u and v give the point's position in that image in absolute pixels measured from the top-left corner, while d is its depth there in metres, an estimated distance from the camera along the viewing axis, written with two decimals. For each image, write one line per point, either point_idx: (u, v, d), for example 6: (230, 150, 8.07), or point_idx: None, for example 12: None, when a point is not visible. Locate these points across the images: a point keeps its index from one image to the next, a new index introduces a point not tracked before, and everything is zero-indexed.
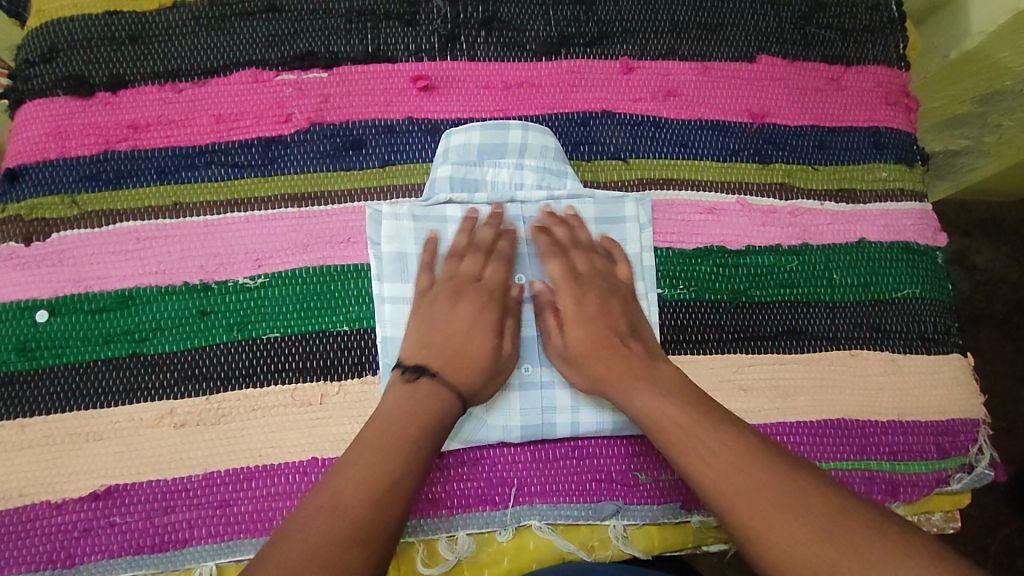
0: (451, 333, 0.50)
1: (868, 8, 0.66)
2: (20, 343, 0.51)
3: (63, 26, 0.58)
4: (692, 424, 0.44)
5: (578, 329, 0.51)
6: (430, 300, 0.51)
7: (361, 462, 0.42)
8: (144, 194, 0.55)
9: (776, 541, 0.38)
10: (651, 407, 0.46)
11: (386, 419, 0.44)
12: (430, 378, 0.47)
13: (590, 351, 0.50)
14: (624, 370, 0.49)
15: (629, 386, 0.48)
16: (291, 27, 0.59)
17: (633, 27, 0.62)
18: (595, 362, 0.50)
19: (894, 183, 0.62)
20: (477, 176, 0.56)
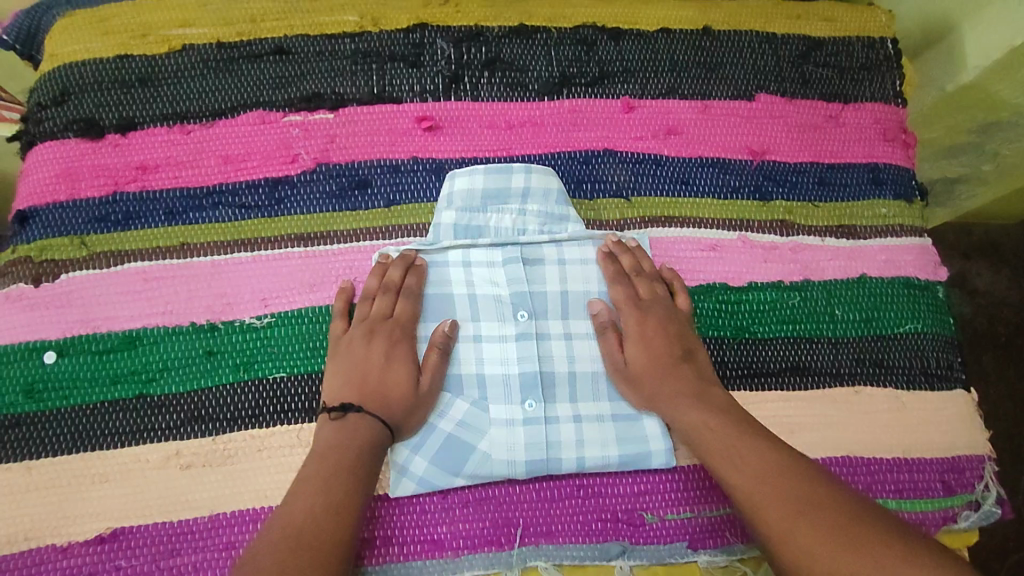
0: (369, 374, 0.51)
1: (864, 47, 0.67)
2: (28, 384, 0.52)
3: (75, 70, 0.59)
4: (738, 444, 0.47)
5: (636, 349, 0.54)
6: (345, 343, 0.52)
7: (306, 497, 0.45)
8: (152, 235, 0.56)
9: (804, 548, 0.41)
10: (702, 427, 0.49)
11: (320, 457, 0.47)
12: (354, 416, 0.49)
13: (647, 371, 0.53)
14: (678, 391, 0.51)
15: (682, 405, 0.51)
16: (298, 69, 0.60)
17: (634, 67, 0.63)
18: (652, 381, 0.52)
19: (893, 219, 0.63)
20: (480, 222, 0.57)
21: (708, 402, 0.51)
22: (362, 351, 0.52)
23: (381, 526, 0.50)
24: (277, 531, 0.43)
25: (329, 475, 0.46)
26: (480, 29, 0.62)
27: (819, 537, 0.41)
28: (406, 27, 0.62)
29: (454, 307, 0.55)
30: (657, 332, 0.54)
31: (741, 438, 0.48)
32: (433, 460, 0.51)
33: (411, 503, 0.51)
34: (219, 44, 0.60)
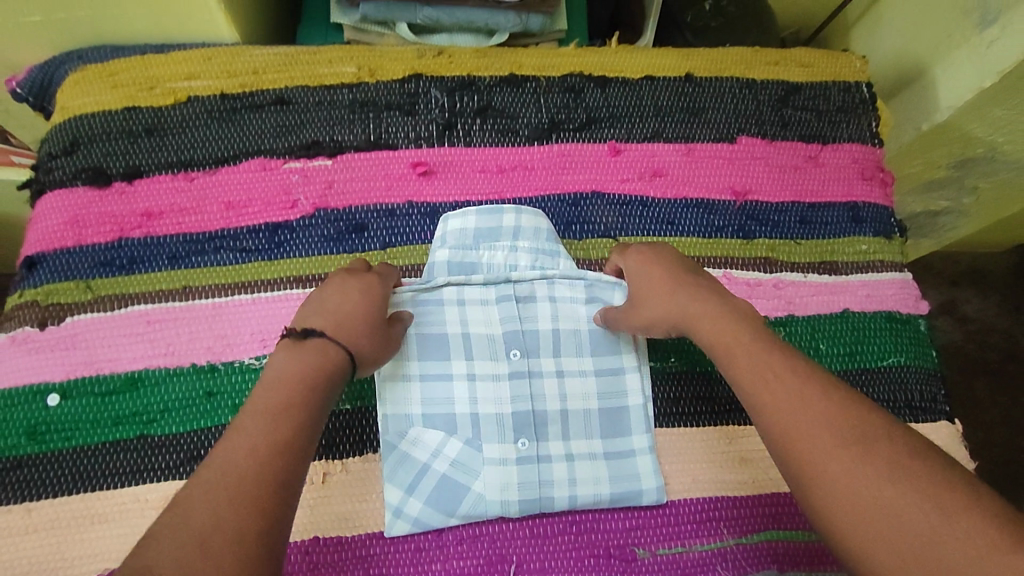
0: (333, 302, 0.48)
1: (840, 91, 0.70)
2: (30, 427, 0.53)
3: (84, 121, 0.61)
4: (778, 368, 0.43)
5: (641, 281, 0.53)
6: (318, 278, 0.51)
7: (248, 434, 0.39)
8: (156, 279, 0.57)
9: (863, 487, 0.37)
10: (730, 344, 0.46)
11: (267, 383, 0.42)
12: (318, 339, 0.45)
13: (657, 292, 0.51)
14: (698, 306, 0.48)
15: (702, 317, 0.48)
16: (298, 119, 0.63)
17: (619, 113, 0.66)
18: (660, 300, 0.50)
19: (873, 255, 0.65)
20: (473, 259, 0.60)
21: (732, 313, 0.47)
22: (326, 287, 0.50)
23: (376, 564, 0.51)
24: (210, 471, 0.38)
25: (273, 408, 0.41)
26: (472, 78, 0.65)
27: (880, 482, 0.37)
28: (402, 77, 0.65)
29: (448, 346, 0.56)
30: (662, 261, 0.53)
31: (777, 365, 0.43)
32: (429, 501, 0.52)
33: (405, 540, 0.52)
34: (223, 95, 0.63)
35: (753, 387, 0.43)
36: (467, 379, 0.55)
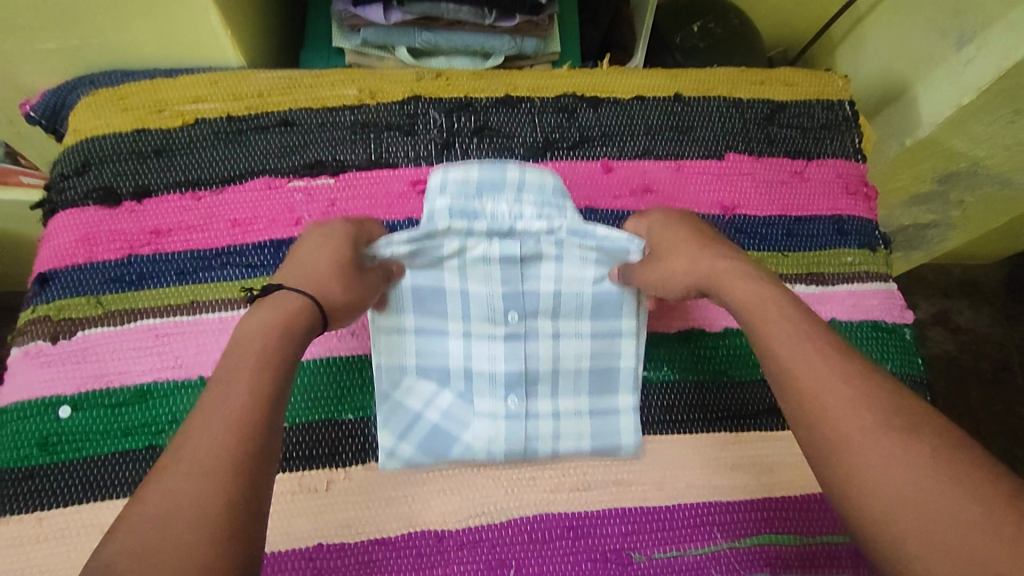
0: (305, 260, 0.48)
1: (824, 108, 0.73)
2: (42, 438, 0.54)
3: (95, 143, 0.64)
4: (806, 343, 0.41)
5: (663, 239, 0.53)
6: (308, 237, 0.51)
7: (226, 386, 0.38)
8: (164, 294, 0.59)
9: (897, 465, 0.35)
10: (762, 304, 0.45)
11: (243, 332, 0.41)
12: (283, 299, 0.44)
13: (677, 252, 0.51)
14: (718, 265, 0.48)
15: (729, 281, 0.47)
16: (301, 139, 0.65)
17: (611, 131, 0.68)
18: (680, 255, 0.50)
19: (859, 266, 0.67)
20: (476, 209, 0.54)
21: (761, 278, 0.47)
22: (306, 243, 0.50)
23: (378, 569, 0.52)
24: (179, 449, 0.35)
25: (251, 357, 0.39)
26: (469, 99, 0.68)
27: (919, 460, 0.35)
28: (401, 99, 0.67)
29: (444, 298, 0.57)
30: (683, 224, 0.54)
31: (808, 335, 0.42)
32: (420, 446, 0.56)
33: (407, 545, 0.53)
34: (229, 117, 0.65)
35: (783, 349, 0.42)
36: (462, 338, 0.58)
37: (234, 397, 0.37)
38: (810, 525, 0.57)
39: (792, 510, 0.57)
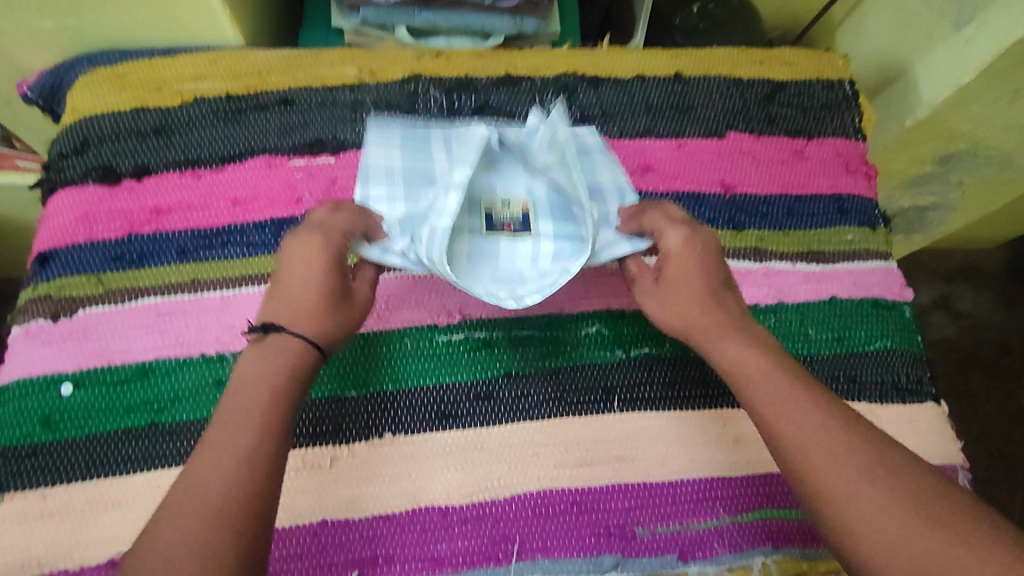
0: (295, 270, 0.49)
1: (824, 88, 0.73)
2: (44, 415, 0.54)
3: (94, 122, 0.63)
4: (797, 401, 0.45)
5: (683, 267, 0.53)
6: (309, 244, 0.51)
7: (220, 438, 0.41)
8: (165, 272, 0.59)
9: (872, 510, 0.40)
10: (749, 368, 0.48)
11: (246, 376, 0.44)
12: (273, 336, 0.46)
13: (689, 288, 0.52)
14: (711, 318, 0.51)
15: (726, 343, 0.49)
16: (301, 118, 0.65)
17: (613, 110, 0.68)
18: (687, 292, 0.52)
19: (859, 245, 0.67)
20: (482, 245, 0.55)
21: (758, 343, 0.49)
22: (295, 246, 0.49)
23: (382, 545, 0.53)
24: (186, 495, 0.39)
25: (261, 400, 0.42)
26: (469, 78, 0.68)
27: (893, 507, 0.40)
28: (401, 78, 0.67)
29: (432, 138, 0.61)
30: (699, 250, 0.53)
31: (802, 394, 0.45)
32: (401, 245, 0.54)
33: (412, 520, 0.53)
34: (228, 96, 0.65)
35: (767, 407, 0.46)
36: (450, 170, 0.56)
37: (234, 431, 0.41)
38: None
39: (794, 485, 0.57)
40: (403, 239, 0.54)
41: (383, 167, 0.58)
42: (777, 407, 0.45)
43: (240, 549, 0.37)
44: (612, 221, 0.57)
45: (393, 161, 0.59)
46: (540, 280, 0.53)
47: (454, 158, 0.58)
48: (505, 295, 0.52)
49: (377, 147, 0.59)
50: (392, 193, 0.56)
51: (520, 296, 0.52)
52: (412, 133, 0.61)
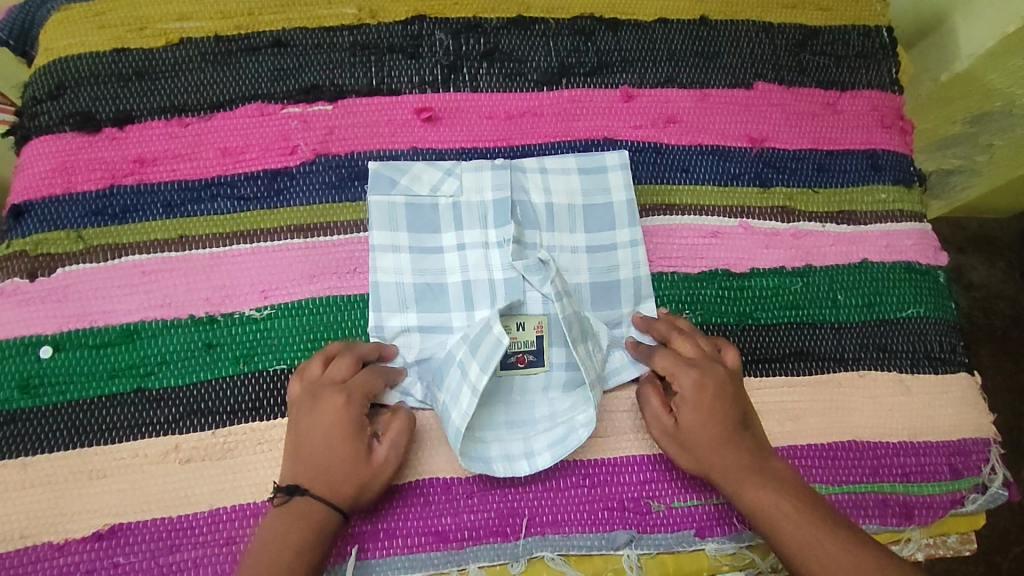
0: (311, 452, 0.47)
1: (860, 35, 0.67)
2: (24, 379, 0.51)
3: (70, 64, 0.58)
4: (821, 532, 0.45)
5: (696, 414, 0.49)
6: (313, 397, 0.48)
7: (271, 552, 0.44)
8: (150, 228, 0.55)
9: None
10: (773, 516, 0.47)
11: (267, 544, 0.44)
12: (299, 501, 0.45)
13: (705, 434, 0.49)
14: (732, 466, 0.48)
15: (748, 483, 0.48)
16: (296, 62, 0.60)
17: (632, 56, 0.63)
18: (704, 439, 0.49)
19: (892, 204, 0.63)
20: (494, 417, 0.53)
21: (780, 483, 0.48)
22: (315, 417, 0.47)
23: (384, 518, 0.50)
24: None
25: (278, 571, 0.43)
26: (478, 20, 0.62)
27: None
28: (404, 19, 0.61)
29: (441, 215, 0.57)
30: (711, 398, 0.49)
31: (818, 532, 0.45)
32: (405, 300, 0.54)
33: (415, 493, 0.50)
34: (216, 37, 0.60)
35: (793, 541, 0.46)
36: (458, 250, 0.56)
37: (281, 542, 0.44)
38: (838, 473, 0.54)
39: (818, 458, 0.54)
40: (421, 384, 0.53)
41: (393, 279, 0.55)
42: (806, 542, 0.45)
43: None
44: (624, 324, 0.56)
45: (404, 269, 0.55)
46: (550, 430, 0.52)
47: (466, 271, 0.56)
48: (518, 450, 0.51)
49: (383, 251, 0.55)
50: (407, 320, 0.54)
51: (533, 453, 0.51)
52: (417, 214, 0.56)
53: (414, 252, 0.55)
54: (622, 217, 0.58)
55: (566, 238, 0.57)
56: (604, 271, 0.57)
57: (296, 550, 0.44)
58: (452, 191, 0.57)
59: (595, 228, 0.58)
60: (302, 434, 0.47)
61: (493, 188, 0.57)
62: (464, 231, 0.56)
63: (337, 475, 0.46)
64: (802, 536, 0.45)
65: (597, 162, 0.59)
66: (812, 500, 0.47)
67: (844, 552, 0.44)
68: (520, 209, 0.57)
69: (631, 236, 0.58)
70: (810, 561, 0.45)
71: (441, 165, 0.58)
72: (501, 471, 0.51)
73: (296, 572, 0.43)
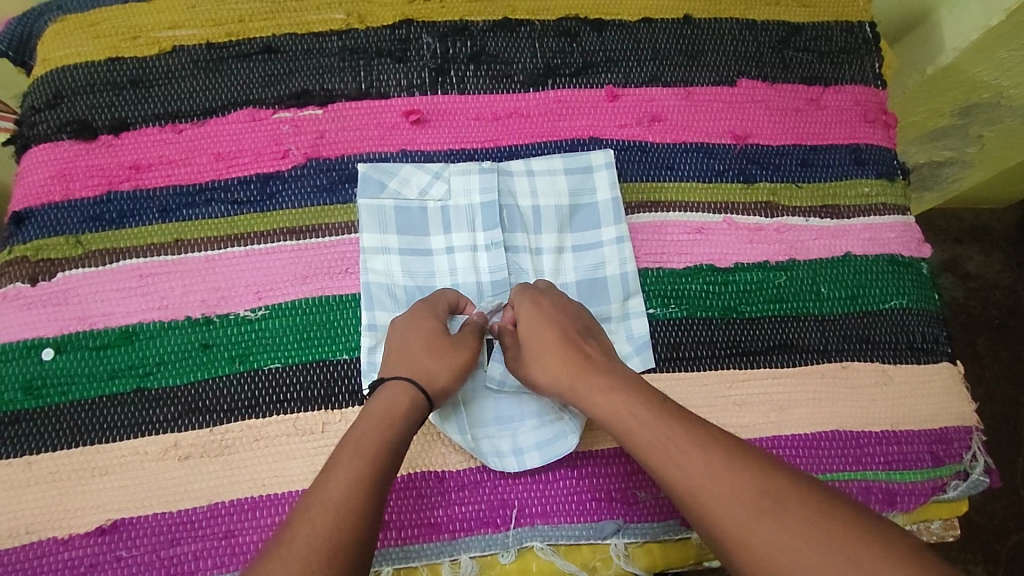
0: (410, 354, 0.49)
1: (843, 31, 0.68)
2: (26, 381, 0.53)
3: (67, 74, 0.60)
4: (671, 437, 0.42)
5: (539, 328, 0.50)
6: (416, 312, 0.51)
7: (346, 449, 0.43)
8: (146, 232, 0.56)
9: (773, 539, 0.37)
10: (622, 418, 0.45)
11: (353, 433, 0.44)
12: (387, 395, 0.46)
13: (546, 351, 0.49)
14: (573, 371, 0.48)
15: (594, 395, 0.47)
16: (287, 67, 0.61)
17: (617, 56, 0.64)
18: (544, 359, 0.49)
19: (876, 198, 0.63)
20: (486, 421, 0.53)
21: (627, 386, 0.47)
22: (411, 331, 0.50)
23: None
24: (334, 472, 0.42)
25: (362, 450, 0.43)
26: (465, 23, 0.63)
27: (792, 531, 0.37)
28: (392, 23, 0.63)
29: (430, 218, 0.58)
30: (548, 315, 0.51)
31: (665, 425, 0.43)
32: (393, 301, 0.56)
33: (406, 487, 0.52)
34: (208, 44, 0.61)
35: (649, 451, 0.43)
36: (446, 251, 0.58)
37: (360, 434, 0.44)
38: (821, 462, 0.55)
39: (802, 448, 0.55)
40: None
41: (384, 280, 0.56)
42: (657, 452, 0.42)
43: (369, 502, 0.41)
44: (614, 320, 0.57)
45: (394, 270, 0.56)
46: (539, 429, 0.53)
47: (455, 273, 0.57)
48: (507, 448, 0.53)
49: (373, 252, 0.56)
50: None
51: (521, 450, 0.53)
52: (406, 216, 0.58)
53: (404, 254, 0.57)
54: (608, 215, 0.59)
55: (553, 237, 0.59)
56: (589, 269, 0.58)
57: (380, 429, 0.44)
58: (439, 194, 0.58)
59: (581, 227, 0.59)
60: (403, 342, 0.50)
61: (480, 191, 0.58)
62: (452, 232, 0.58)
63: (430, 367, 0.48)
64: (648, 442, 0.43)
65: (583, 161, 0.60)
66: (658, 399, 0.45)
67: (688, 443, 0.42)
68: (506, 211, 0.59)
69: (617, 233, 0.59)
70: (662, 466, 0.42)
71: (429, 167, 0.59)
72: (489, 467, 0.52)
73: (382, 446, 0.43)
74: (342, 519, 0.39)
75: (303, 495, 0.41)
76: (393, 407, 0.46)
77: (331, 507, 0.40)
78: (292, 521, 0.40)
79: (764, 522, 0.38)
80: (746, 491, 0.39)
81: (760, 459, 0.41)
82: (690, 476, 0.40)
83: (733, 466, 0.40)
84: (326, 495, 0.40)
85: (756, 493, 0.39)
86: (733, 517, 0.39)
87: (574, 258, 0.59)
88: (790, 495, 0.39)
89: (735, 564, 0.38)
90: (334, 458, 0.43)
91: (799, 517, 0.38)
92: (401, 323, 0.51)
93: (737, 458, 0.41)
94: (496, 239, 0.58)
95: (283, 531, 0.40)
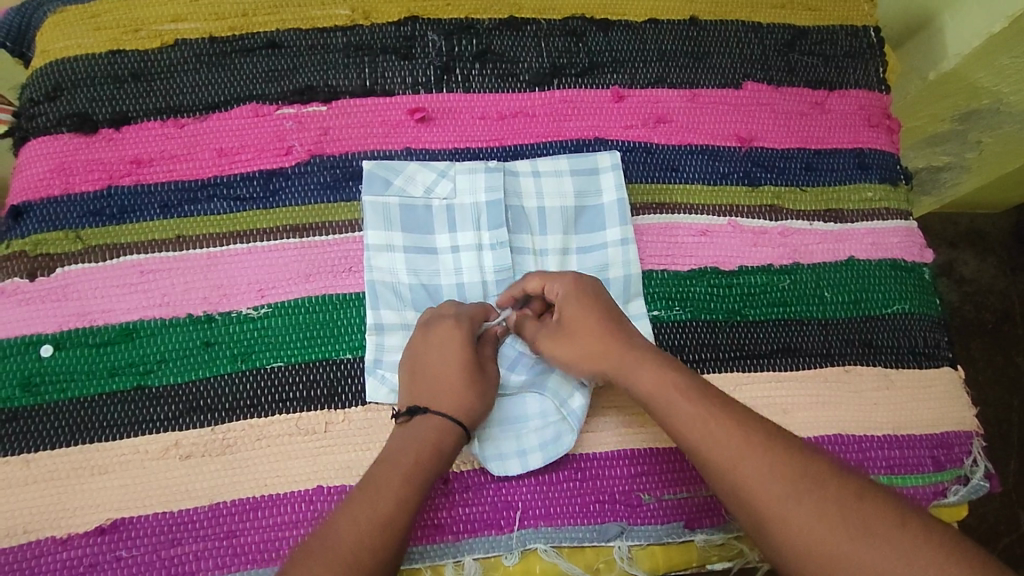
0: (437, 379, 0.50)
1: (848, 35, 0.68)
2: (24, 378, 0.52)
3: (67, 66, 0.59)
4: (710, 415, 0.44)
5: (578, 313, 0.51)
6: (438, 332, 0.52)
7: (391, 469, 0.45)
8: (147, 228, 0.56)
9: (805, 518, 0.39)
10: (662, 393, 0.46)
11: (397, 455, 0.46)
12: (421, 421, 0.48)
13: (589, 330, 0.50)
14: (614, 350, 0.49)
15: (635, 372, 0.48)
16: (290, 62, 0.60)
17: (623, 57, 0.64)
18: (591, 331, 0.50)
19: (879, 202, 0.64)
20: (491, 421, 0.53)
21: (665, 362, 0.48)
22: (438, 351, 0.51)
23: None
24: (378, 491, 0.44)
25: (405, 476, 0.45)
26: (471, 21, 0.63)
27: (821, 508, 0.39)
28: (397, 20, 0.62)
29: (435, 217, 0.58)
30: (588, 300, 0.51)
31: (705, 404, 0.44)
32: (398, 299, 0.55)
33: None
34: (211, 38, 0.60)
35: (687, 426, 0.44)
36: (451, 250, 0.57)
37: (404, 458, 0.46)
38: None
39: None
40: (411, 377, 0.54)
41: (388, 278, 0.56)
42: (694, 430, 0.44)
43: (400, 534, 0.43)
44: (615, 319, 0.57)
45: (399, 269, 0.56)
46: (543, 430, 0.53)
47: (460, 273, 0.57)
48: (511, 449, 0.52)
49: (378, 249, 0.56)
50: (403, 316, 0.55)
51: (524, 451, 0.52)
52: (412, 215, 0.57)
53: (409, 252, 0.56)
54: (614, 217, 0.59)
55: (558, 238, 0.58)
56: (594, 270, 0.58)
57: (420, 459, 0.46)
58: (445, 193, 0.58)
59: (586, 229, 0.59)
60: (431, 364, 0.51)
61: (486, 191, 0.58)
62: (458, 232, 0.58)
63: (460, 393, 0.50)
64: (688, 418, 0.44)
65: (590, 163, 0.60)
66: (694, 379, 0.46)
67: (726, 421, 0.43)
68: (512, 211, 0.58)
69: (622, 235, 0.58)
70: (700, 442, 0.43)
71: (435, 166, 0.58)
72: (492, 468, 0.52)
73: (420, 477, 0.45)
74: (373, 540, 0.41)
75: (342, 503, 0.43)
76: (437, 437, 0.47)
77: (366, 526, 0.42)
78: (331, 525, 0.42)
79: (798, 500, 0.40)
80: (781, 471, 0.41)
81: (794, 441, 0.43)
82: (731, 453, 0.42)
83: (768, 447, 0.42)
84: (365, 512, 0.42)
85: (789, 471, 0.41)
86: (767, 493, 0.40)
87: (579, 259, 0.59)
88: (824, 476, 0.41)
89: (763, 536, 0.40)
90: (379, 474, 0.45)
91: (831, 497, 0.40)
92: (425, 342, 0.52)
93: (774, 440, 0.42)
94: (502, 239, 0.57)
95: (319, 533, 0.42)
